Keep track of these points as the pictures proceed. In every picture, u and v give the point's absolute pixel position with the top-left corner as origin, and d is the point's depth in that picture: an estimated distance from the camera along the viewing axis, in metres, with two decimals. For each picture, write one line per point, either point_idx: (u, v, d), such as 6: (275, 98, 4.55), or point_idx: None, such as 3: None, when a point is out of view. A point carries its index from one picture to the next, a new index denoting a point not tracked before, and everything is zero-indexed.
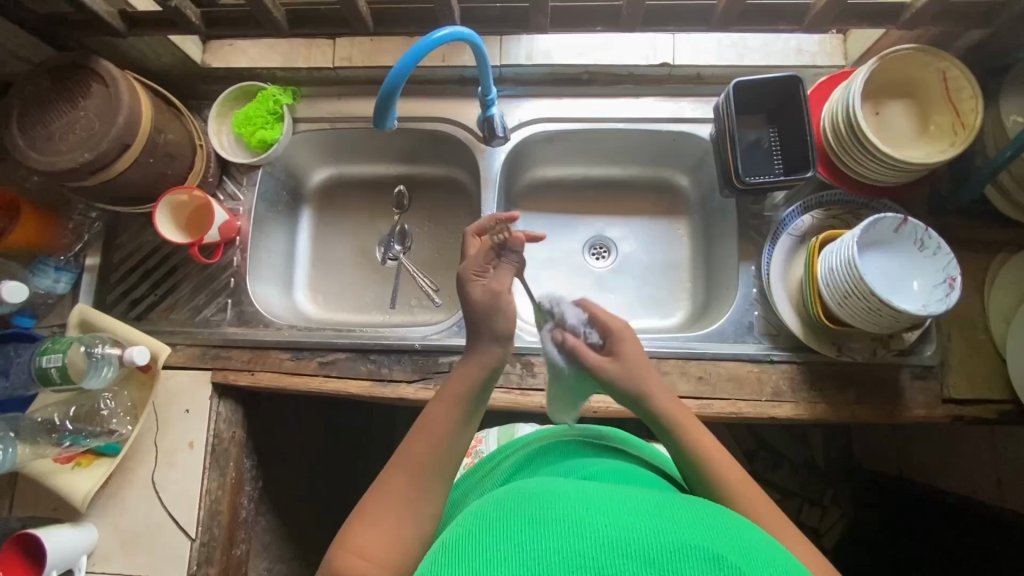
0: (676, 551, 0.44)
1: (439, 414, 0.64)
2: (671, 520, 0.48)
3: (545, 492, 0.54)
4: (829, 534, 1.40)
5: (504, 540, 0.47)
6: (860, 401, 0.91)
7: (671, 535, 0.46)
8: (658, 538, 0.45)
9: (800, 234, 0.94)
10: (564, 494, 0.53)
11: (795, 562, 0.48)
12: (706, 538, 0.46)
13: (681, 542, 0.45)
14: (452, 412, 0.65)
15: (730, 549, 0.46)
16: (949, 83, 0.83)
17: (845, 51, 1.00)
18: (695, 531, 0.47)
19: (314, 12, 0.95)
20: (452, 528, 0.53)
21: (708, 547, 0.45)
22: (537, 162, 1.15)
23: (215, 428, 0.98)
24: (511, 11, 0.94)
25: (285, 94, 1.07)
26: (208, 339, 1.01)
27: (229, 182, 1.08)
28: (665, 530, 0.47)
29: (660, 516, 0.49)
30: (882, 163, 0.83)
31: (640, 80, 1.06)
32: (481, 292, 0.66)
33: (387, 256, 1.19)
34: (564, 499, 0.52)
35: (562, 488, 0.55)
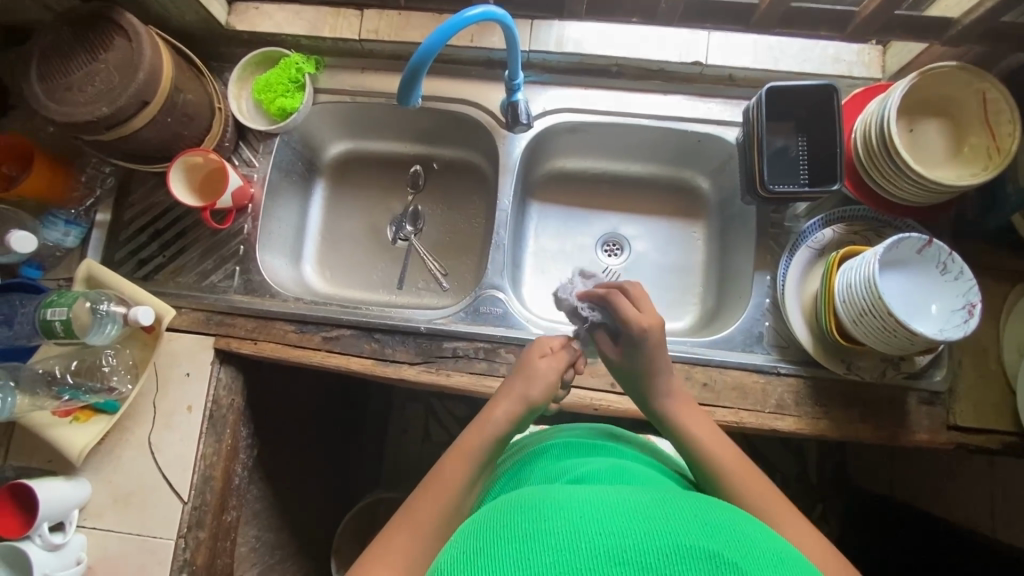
0: (672, 554, 0.45)
1: (458, 456, 0.67)
2: (664, 519, 0.49)
3: (536, 503, 0.52)
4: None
5: (503, 558, 0.46)
6: (863, 420, 0.90)
7: (667, 536, 0.46)
8: (653, 543, 0.45)
9: (819, 247, 0.92)
10: (555, 501, 0.52)
11: (784, 543, 0.51)
12: (700, 534, 0.47)
13: (677, 543, 0.45)
14: (469, 456, 0.68)
15: (723, 543, 0.47)
16: (988, 105, 0.80)
17: (883, 64, 0.97)
18: (690, 528, 0.48)
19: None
20: (444, 554, 0.51)
21: (704, 546, 0.45)
22: (557, 153, 1.14)
23: (214, 394, 0.98)
24: None
25: (308, 62, 1.05)
26: (213, 305, 1.00)
27: (245, 148, 1.06)
28: (661, 532, 0.47)
29: (652, 517, 0.49)
30: (912, 182, 0.81)
31: (671, 77, 1.03)
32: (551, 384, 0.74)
33: (398, 236, 1.18)
34: (556, 507, 0.51)
35: (553, 496, 0.53)
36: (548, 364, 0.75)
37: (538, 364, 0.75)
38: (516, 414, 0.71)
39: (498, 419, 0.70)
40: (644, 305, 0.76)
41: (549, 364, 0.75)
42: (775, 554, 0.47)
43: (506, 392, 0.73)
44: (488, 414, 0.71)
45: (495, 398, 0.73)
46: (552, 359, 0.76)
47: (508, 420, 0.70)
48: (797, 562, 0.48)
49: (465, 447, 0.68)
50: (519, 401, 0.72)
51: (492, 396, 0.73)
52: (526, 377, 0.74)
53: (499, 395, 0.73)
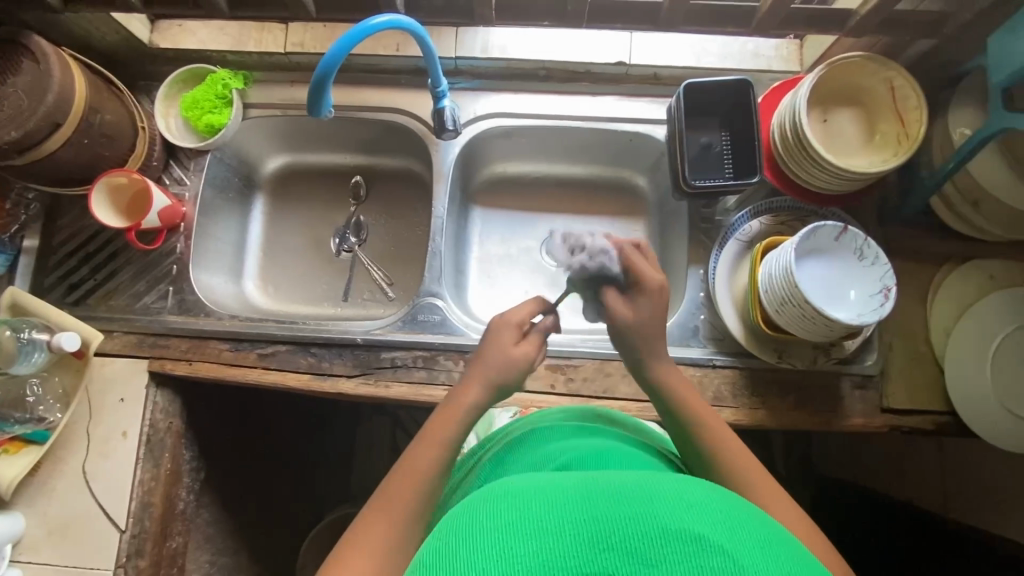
0: (658, 538, 0.41)
1: (383, 515, 0.61)
2: (654, 499, 0.44)
3: (510, 489, 0.48)
4: None
5: (488, 554, 0.41)
6: (800, 408, 0.91)
7: (652, 519, 0.42)
8: (638, 526, 0.42)
9: (747, 239, 0.94)
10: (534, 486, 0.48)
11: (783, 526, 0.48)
12: (694, 517, 0.43)
13: (665, 527, 0.42)
14: (396, 513, 0.61)
15: (712, 526, 0.42)
16: (896, 93, 0.82)
17: (801, 57, 0.98)
18: (676, 509, 0.43)
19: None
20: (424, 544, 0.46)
21: (689, 527, 0.41)
22: (495, 157, 1.16)
23: (150, 418, 0.96)
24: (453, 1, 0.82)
25: (236, 78, 1.04)
26: (148, 327, 0.98)
27: (177, 167, 1.05)
28: (648, 514, 0.43)
29: (640, 495, 0.45)
30: (826, 171, 0.82)
31: (598, 79, 1.04)
32: (521, 352, 0.71)
33: (342, 248, 1.19)
34: (532, 494, 0.46)
35: (534, 481, 0.49)
36: (521, 351, 0.71)
37: (508, 344, 0.71)
38: (489, 397, 0.70)
39: (468, 407, 0.68)
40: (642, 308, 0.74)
41: (519, 350, 0.71)
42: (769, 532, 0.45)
43: (467, 377, 0.71)
44: (456, 401, 0.69)
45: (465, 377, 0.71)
46: (523, 344, 0.72)
47: (477, 408, 0.69)
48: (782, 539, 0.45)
49: (393, 493, 0.62)
50: (493, 384, 0.70)
51: (458, 381, 0.71)
52: (494, 352, 0.70)
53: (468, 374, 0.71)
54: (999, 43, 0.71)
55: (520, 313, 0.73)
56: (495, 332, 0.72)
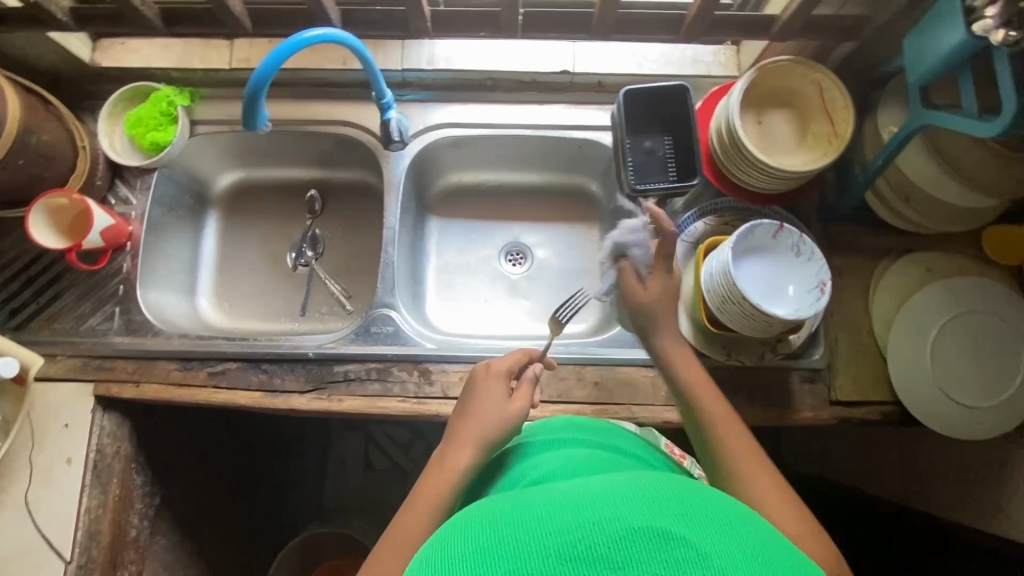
0: (622, 539, 0.40)
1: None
2: (614, 500, 0.44)
3: (476, 519, 0.47)
4: None
5: None
6: (751, 404, 0.92)
7: (613, 520, 0.42)
8: (601, 529, 0.41)
9: (693, 240, 0.96)
10: (497, 512, 0.47)
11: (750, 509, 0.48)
12: (655, 514, 0.42)
13: (626, 527, 0.41)
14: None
15: (673, 520, 0.42)
16: (824, 95, 0.85)
17: (738, 63, 1.01)
18: (639, 507, 0.43)
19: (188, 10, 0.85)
20: None
21: (651, 523, 0.41)
22: (449, 167, 1.17)
23: (97, 443, 0.94)
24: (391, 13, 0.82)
25: (181, 95, 1.03)
26: (93, 349, 0.96)
27: (122, 186, 1.04)
28: (610, 515, 0.42)
29: (599, 498, 0.44)
30: (761, 171, 0.85)
31: (545, 88, 1.05)
32: (517, 399, 0.73)
33: (299, 262, 1.18)
34: (497, 520, 0.46)
35: (502, 506, 0.49)
36: (519, 400, 0.73)
37: (502, 393, 0.73)
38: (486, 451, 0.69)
39: (466, 463, 0.67)
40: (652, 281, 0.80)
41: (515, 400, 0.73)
42: (733, 513, 0.44)
43: (461, 429, 0.71)
44: (451, 458, 0.68)
45: (460, 435, 0.70)
46: (517, 394, 0.74)
47: (475, 462, 0.68)
48: (747, 520, 0.45)
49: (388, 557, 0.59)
50: (491, 437, 0.70)
51: (449, 435, 0.70)
52: (488, 407, 0.71)
53: (462, 429, 0.70)
54: (913, 43, 0.74)
55: (511, 360, 0.77)
56: (487, 382, 0.74)
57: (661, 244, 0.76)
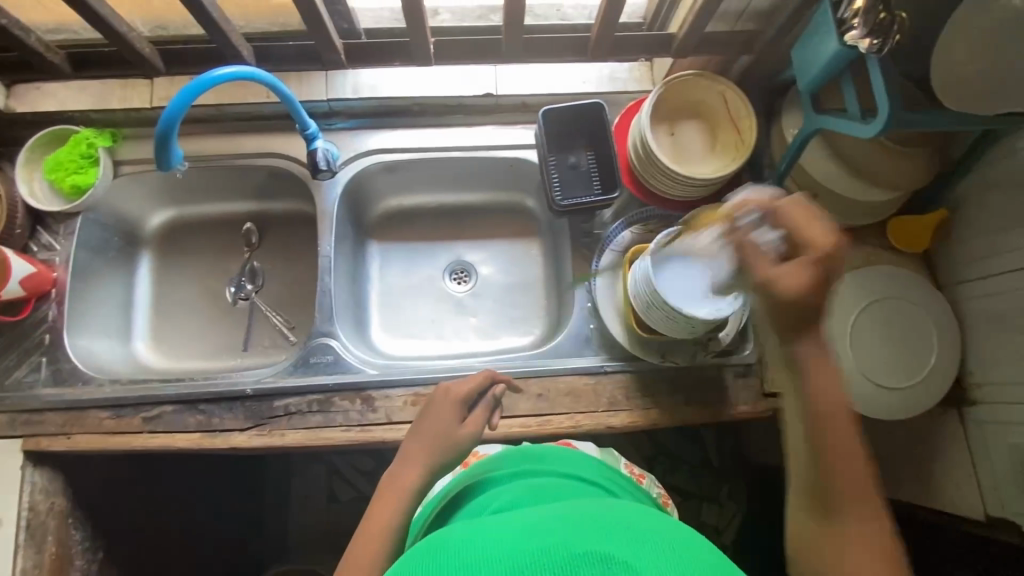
0: (567, 564, 0.45)
1: None
2: (566, 530, 0.49)
3: (445, 537, 0.53)
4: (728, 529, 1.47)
5: None
6: (689, 403, 0.96)
7: (560, 546, 0.46)
8: (549, 556, 0.45)
9: (622, 249, 0.99)
10: (464, 535, 0.52)
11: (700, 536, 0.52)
12: (600, 540, 0.47)
13: (572, 553, 0.45)
14: None
15: (616, 545, 0.46)
16: (729, 105, 0.91)
17: (652, 78, 1.06)
18: (587, 535, 0.47)
19: (96, 54, 0.90)
20: None
21: (595, 548, 0.45)
22: (386, 192, 1.18)
23: (29, 501, 0.91)
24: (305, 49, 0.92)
25: (102, 136, 1.01)
26: (19, 404, 0.93)
27: (44, 233, 1.01)
28: (558, 542, 0.47)
29: (552, 529, 0.49)
30: (675, 179, 0.89)
31: (471, 110, 1.08)
32: (467, 428, 0.73)
33: (239, 296, 1.17)
34: (461, 540, 0.51)
35: (464, 534, 0.52)
36: (469, 428, 0.73)
37: (452, 419, 0.73)
38: (432, 473, 0.70)
39: (413, 484, 0.69)
40: (806, 229, 0.54)
41: (465, 429, 0.73)
42: (676, 538, 0.49)
43: (409, 451, 0.71)
44: (399, 479, 0.69)
45: (408, 458, 0.71)
46: (468, 422, 0.74)
47: (421, 484, 0.69)
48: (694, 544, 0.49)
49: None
50: (437, 458, 0.71)
51: (399, 456, 0.71)
52: (436, 431, 0.71)
53: (412, 451, 0.71)
54: (799, 54, 0.79)
55: (467, 385, 0.76)
56: (438, 407, 0.74)
57: (803, 211, 0.54)
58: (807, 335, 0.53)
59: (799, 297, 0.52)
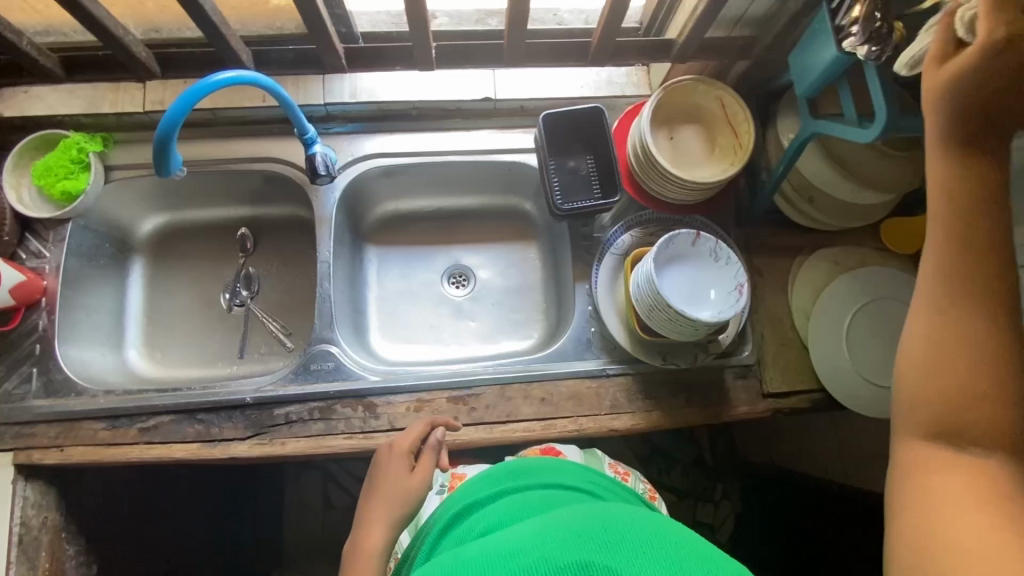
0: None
1: None
2: (546, 545, 0.51)
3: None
4: (722, 527, 1.48)
5: None
6: (690, 404, 0.97)
7: (544, 563, 0.49)
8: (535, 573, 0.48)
9: (623, 252, 1.00)
10: (448, 565, 0.53)
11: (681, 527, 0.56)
12: (579, 548, 0.50)
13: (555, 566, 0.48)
14: None
15: (596, 549, 0.50)
16: (727, 108, 0.91)
17: (650, 82, 1.07)
18: (566, 545, 0.51)
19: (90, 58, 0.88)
20: None
21: (575, 558, 0.49)
22: (384, 197, 1.18)
23: (21, 516, 0.89)
24: (305, 54, 0.91)
25: (93, 140, 0.99)
26: (9, 417, 0.91)
27: (33, 240, 0.99)
28: (540, 560, 0.50)
29: (532, 548, 0.51)
30: (675, 183, 0.90)
31: (469, 114, 1.08)
32: (416, 476, 0.79)
33: (234, 303, 1.15)
34: (445, 575, 0.52)
35: (451, 562, 0.54)
36: (419, 475, 0.79)
37: (402, 473, 0.80)
38: (394, 527, 0.75)
39: (377, 540, 0.74)
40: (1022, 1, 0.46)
41: (415, 476, 0.79)
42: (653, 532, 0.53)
43: (371, 510, 0.77)
44: (364, 540, 0.74)
45: (368, 518, 0.76)
46: (418, 470, 0.80)
47: (386, 539, 0.74)
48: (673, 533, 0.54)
49: None
50: (397, 513, 0.76)
51: (362, 517, 0.77)
52: (392, 488, 0.78)
53: (371, 511, 0.77)
54: (797, 61, 0.81)
55: (409, 438, 0.83)
56: (386, 466, 0.81)
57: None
58: (993, 139, 0.50)
59: (989, 78, 0.48)
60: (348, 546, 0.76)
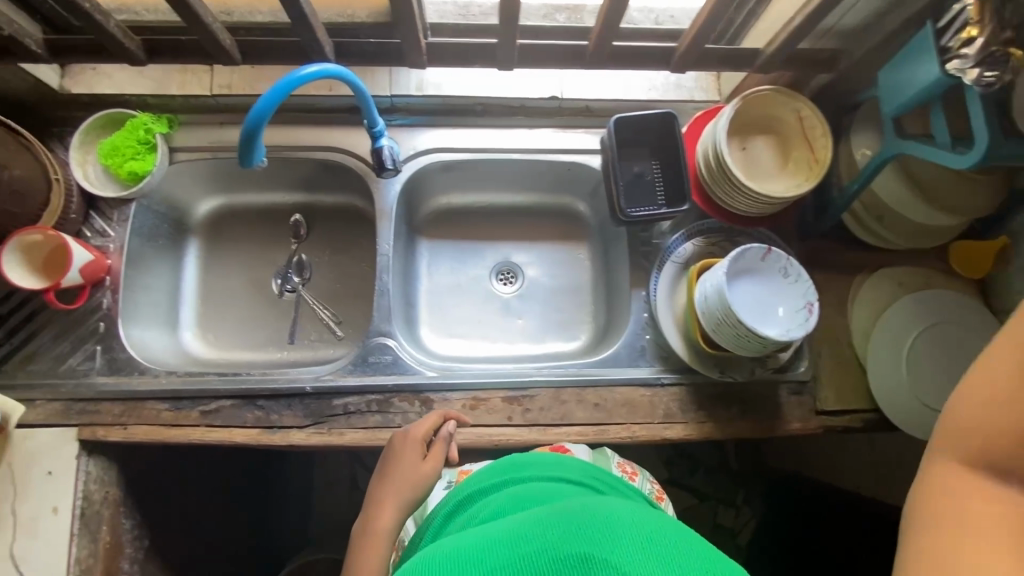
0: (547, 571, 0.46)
1: None
2: (540, 537, 0.49)
3: (423, 560, 0.52)
4: (743, 531, 1.45)
5: None
6: (743, 417, 0.97)
7: (539, 558, 0.47)
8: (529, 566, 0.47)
9: (683, 261, 0.99)
10: (443, 553, 0.52)
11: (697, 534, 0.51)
12: (574, 542, 0.48)
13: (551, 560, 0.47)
14: None
15: (595, 541, 0.47)
16: (804, 121, 0.89)
17: (719, 88, 1.05)
18: (563, 537, 0.49)
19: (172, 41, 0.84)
20: None
21: (575, 550, 0.47)
22: (438, 190, 1.17)
23: (84, 490, 0.90)
24: (386, 48, 0.90)
25: (160, 122, 0.99)
26: (74, 393, 0.92)
27: (98, 218, 0.99)
28: (534, 554, 0.48)
29: (525, 540, 0.50)
30: (747, 195, 0.88)
31: (533, 112, 1.07)
32: (427, 462, 0.80)
33: (285, 288, 1.16)
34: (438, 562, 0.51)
35: (447, 547, 0.53)
36: (431, 462, 0.80)
37: (414, 460, 0.80)
38: (402, 510, 0.76)
39: (386, 525, 0.74)
40: None
41: (427, 464, 0.80)
42: (655, 529, 0.49)
43: (381, 495, 0.77)
44: (374, 526, 0.75)
45: (377, 505, 0.76)
46: (430, 458, 0.81)
47: (393, 525, 0.75)
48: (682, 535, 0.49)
49: None
50: (407, 498, 0.77)
51: (372, 503, 0.77)
52: (404, 475, 0.78)
53: (380, 498, 0.77)
54: (887, 77, 0.78)
55: (423, 428, 0.84)
56: (396, 454, 0.82)
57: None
58: None
59: None
60: (357, 530, 0.76)
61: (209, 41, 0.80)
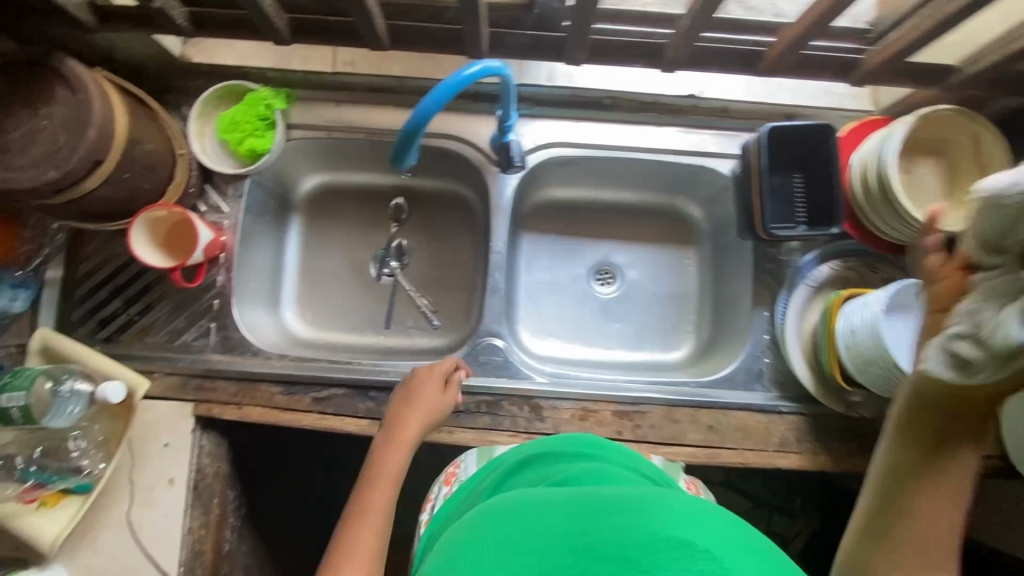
0: (648, 544, 0.43)
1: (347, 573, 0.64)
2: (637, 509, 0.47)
3: (503, 507, 0.53)
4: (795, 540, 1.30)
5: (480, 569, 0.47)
6: (862, 452, 0.92)
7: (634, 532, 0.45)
8: (627, 535, 0.45)
9: (816, 285, 0.94)
10: (525, 501, 0.52)
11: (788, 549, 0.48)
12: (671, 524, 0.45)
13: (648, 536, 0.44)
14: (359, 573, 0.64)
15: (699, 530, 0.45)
16: (982, 148, 0.81)
17: (872, 98, 0.97)
18: (667, 517, 0.46)
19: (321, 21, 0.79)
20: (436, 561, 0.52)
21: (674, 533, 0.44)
22: (547, 182, 1.13)
23: (197, 464, 0.92)
24: (543, 40, 0.88)
25: (278, 96, 0.95)
26: (190, 369, 0.93)
27: (212, 192, 0.97)
28: (631, 524, 0.45)
29: (617, 509, 0.48)
30: (908, 226, 0.81)
31: (664, 109, 1.00)
32: (447, 396, 0.85)
33: (382, 272, 1.14)
34: (522, 516, 0.50)
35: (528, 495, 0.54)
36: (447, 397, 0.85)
37: (435, 394, 0.84)
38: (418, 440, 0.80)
39: (402, 455, 0.78)
40: None
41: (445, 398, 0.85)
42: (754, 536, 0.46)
43: (397, 426, 0.81)
44: (390, 452, 0.78)
45: (393, 433, 0.80)
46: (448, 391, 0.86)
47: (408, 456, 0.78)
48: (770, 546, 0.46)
49: (349, 550, 0.66)
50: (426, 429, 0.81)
51: (388, 431, 0.80)
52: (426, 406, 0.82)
53: (398, 426, 0.81)
54: None
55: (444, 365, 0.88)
56: (413, 384, 0.85)
57: None
58: None
59: None
60: (368, 458, 0.78)
61: (365, 24, 0.75)
